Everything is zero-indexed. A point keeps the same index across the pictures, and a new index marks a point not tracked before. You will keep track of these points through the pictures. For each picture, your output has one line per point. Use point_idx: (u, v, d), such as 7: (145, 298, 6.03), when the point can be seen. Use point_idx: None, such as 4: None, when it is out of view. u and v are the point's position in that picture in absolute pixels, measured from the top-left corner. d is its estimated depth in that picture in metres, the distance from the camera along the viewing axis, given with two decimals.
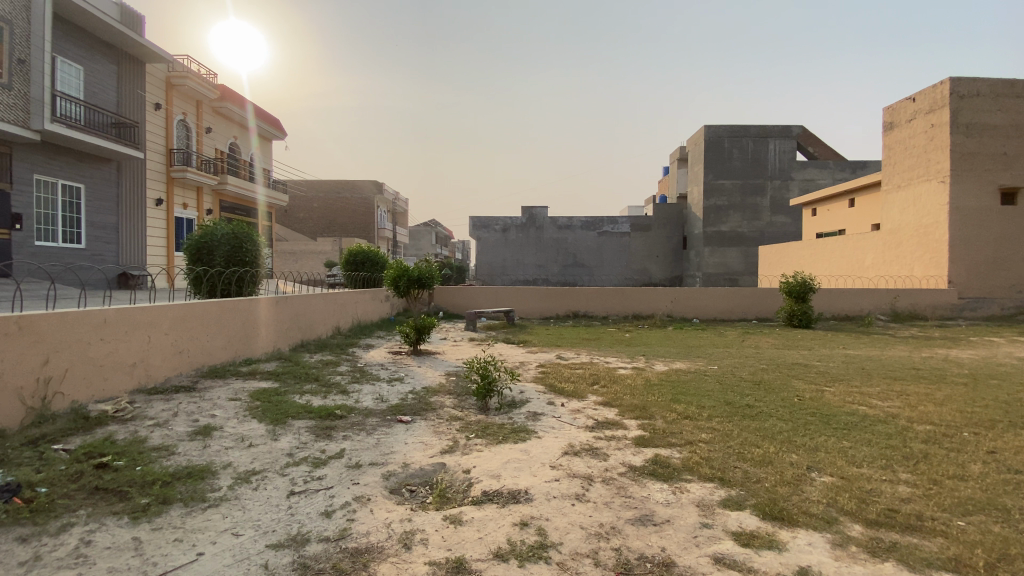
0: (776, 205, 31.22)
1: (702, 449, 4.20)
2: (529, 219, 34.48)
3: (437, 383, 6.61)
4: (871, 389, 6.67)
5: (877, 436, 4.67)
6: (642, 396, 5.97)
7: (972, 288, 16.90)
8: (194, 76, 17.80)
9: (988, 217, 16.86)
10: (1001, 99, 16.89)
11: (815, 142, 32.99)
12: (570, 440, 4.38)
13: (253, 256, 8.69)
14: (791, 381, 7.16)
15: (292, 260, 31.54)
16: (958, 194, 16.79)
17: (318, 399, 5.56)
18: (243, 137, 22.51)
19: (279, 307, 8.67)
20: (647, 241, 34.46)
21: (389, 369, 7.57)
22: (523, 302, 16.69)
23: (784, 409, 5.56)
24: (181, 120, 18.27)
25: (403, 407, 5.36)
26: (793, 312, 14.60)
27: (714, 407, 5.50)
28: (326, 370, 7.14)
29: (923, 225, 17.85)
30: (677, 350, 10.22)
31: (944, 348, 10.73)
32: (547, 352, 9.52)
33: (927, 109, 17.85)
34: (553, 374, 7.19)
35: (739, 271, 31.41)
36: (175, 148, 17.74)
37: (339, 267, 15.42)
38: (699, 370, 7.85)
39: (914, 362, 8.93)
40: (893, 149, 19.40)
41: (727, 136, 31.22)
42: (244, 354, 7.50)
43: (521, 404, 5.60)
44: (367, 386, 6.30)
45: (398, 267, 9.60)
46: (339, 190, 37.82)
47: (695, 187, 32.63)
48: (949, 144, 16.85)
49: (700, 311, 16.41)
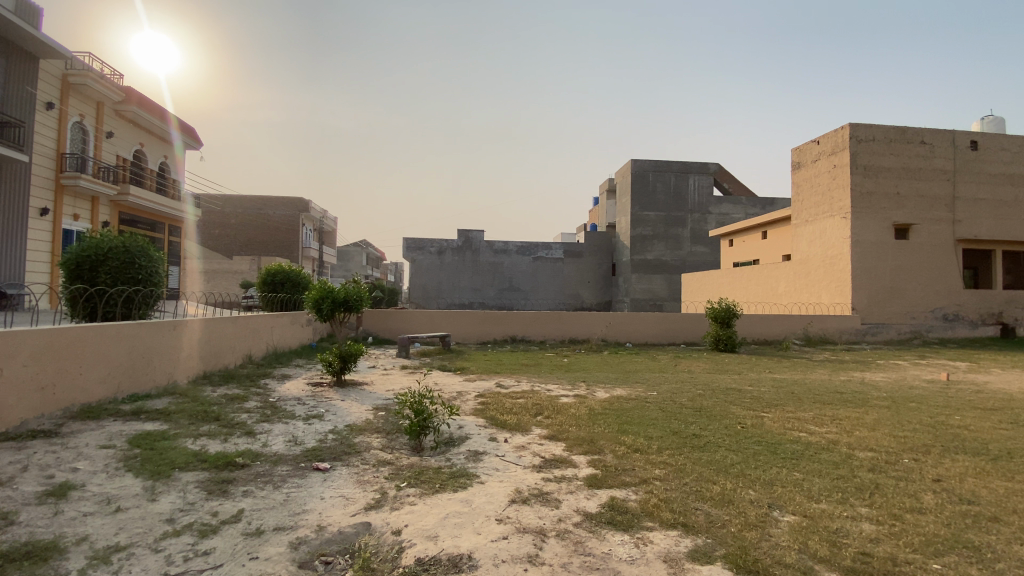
0: (698, 236, 33.01)
1: (660, 489, 3.85)
2: (464, 242, 34.07)
3: (363, 419, 5.87)
4: (806, 414, 6.74)
5: (825, 465, 4.58)
6: (588, 428, 5.59)
7: (872, 314, 18.45)
8: (97, 76, 15.91)
9: (883, 250, 18.62)
10: (892, 145, 18.90)
11: (731, 179, 35.50)
12: (517, 485, 3.88)
13: (148, 275, 7.44)
14: (731, 407, 7.11)
15: (204, 281, 28.91)
16: (857, 228, 18.47)
17: (217, 445, 4.69)
18: (152, 144, 20.25)
19: (178, 333, 7.52)
20: (579, 267, 35.12)
21: (307, 403, 6.69)
22: (459, 326, 16.09)
23: (731, 438, 5.40)
24: (77, 122, 16.19)
25: (320, 452, 4.63)
26: (719, 336, 15.07)
27: (663, 438, 5.23)
28: (230, 407, 6.17)
29: (829, 256, 19.39)
30: (617, 375, 10.04)
31: (858, 372, 11.38)
32: (485, 380, 8.99)
33: (830, 152, 19.65)
34: (492, 405, 6.66)
35: (665, 297, 32.69)
36: (67, 152, 15.62)
37: (255, 288, 14.10)
38: (640, 397, 7.64)
39: (836, 386, 9.30)
40: (801, 186, 21.13)
41: (653, 169, 32.81)
42: (131, 389, 6.34)
43: (460, 442, 5.04)
44: (280, 426, 5.48)
45: (322, 288, 8.69)
46: (261, 206, 35.46)
47: (624, 216, 33.84)
48: (850, 184, 18.57)
49: (633, 335, 16.59)
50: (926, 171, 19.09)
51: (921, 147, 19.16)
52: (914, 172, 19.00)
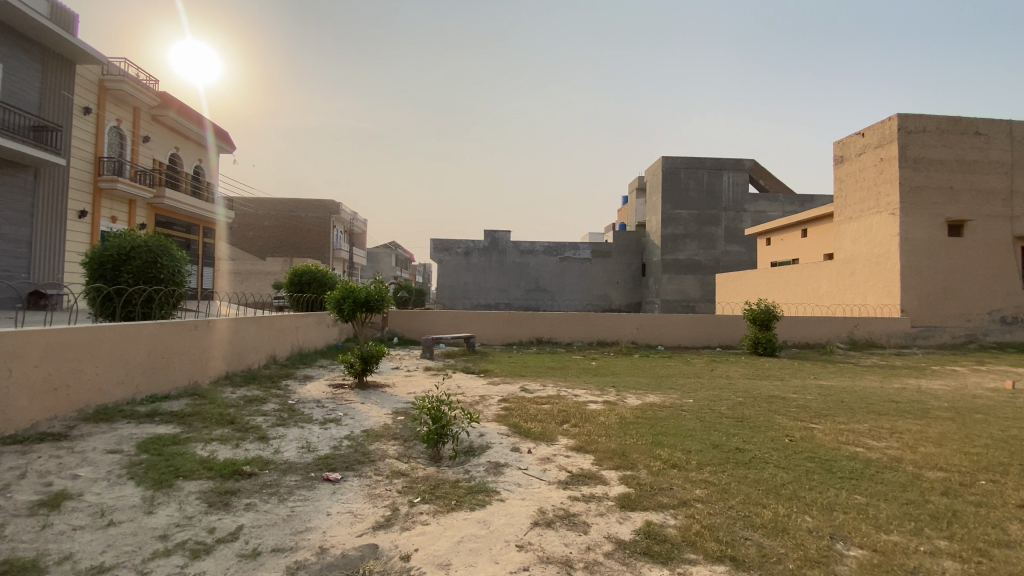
0: (731, 235, 31.88)
1: (702, 513, 3.42)
2: (491, 243, 33.85)
3: (381, 425, 5.60)
4: (860, 426, 6.15)
5: (890, 487, 4.05)
6: (619, 439, 5.17)
7: (923, 316, 17.29)
8: (132, 81, 16.34)
9: (936, 248, 17.42)
10: (944, 136, 17.67)
11: (767, 176, 34.17)
12: (541, 504, 3.51)
13: (171, 274, 7.37)
14: (775, 417, 6.55)
15: (238, 282, 29.59)
16: (907, 225, 17.33)
17: (227, 451, 4.49)
18: (187, 148, 20.69)
19: (200, 332, 7.42)
20: (608, 267, 34.44)
21: (325, 407, 6.48)
22: (485, 327, 15.81)
23: (778, 453, 4.90)
24: (114, 127, 16.67)
25: (332, 459, 4.37)
26: (757, 339, 14.32)
27: (703, 452, 4.78)
28: (247, 409, 6.00)
29: (875, 254, 18.28)
30: (648, 380, 9.54)
31: (912, 378, 10.53)
32: (510, 383, 8.64)
33: (876, 144, 18.53)
34: (516, 411, 6.30)
35: (696, 298, 31.71)
36: (105, 156, 16.09)
37: (282, 288, 14.17)
38: (675, 404, 7.15)
39: (890, 394, 8.57)
40: (844, 182, 20.03)
41: (684, 167, 31.85)
42: (150, 390, 6.25)
43: (481, 451, 4.71)
44: (295, 431, 5.26)
45: (345, 288, 8.43)
46: (293, 208, 36.15)
47: (654, 216, 33.00)
48: (898, 178, 17.46)
49: (665, 337, 15.97)
50: (982, 163, 17.79)
51: (977, 138, 17.86)
52: (969, 164, 17.73)
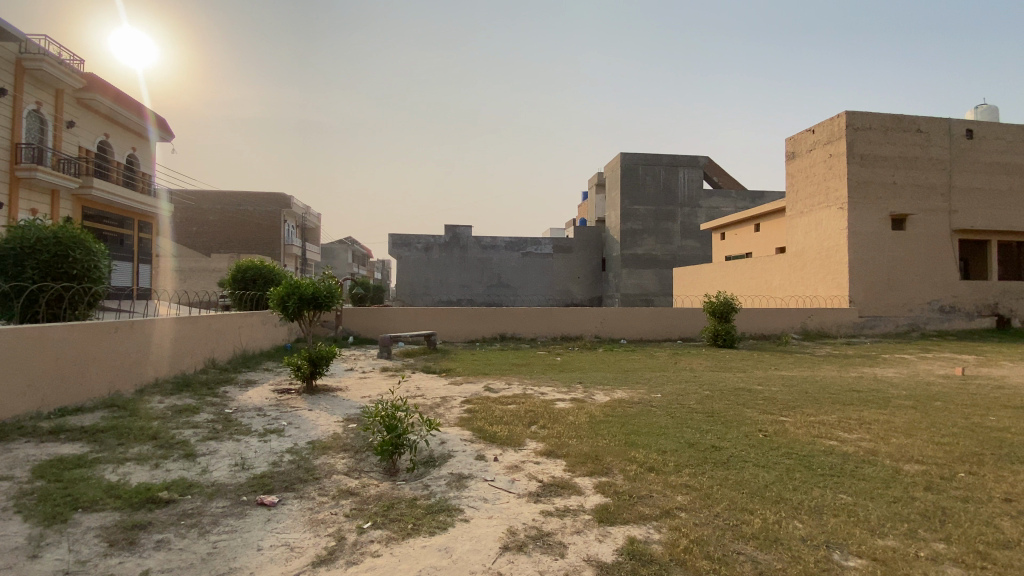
0: (688, 230, 32.50)
1: (688, 524, 3.10)
2: (452, 238, 33.19)
3: (330, 435, 5.05)
4: (829, 418, 6.07)
5: (873, 484, 3.88)
6: (590, 441, 4.83)
7: (869, 306, 18.00)
8: (54, 60, 14.76)
9: (880, 241, 18.15)
10: (888, 133, 18.41)
11: (721, 172, 35.01)
12: (510, 523, 3.10)
13: (85, 270, 6.48)
14: (745, 410, 6.38)
15: (181, 280, 27.71)
16: (854, 219, 17.97)
17: (144, 473, 3.84)
18: (119, 135, 18.93)
19: (122, 335, 6.54)
20: (569, 262, 34.44)
21: (267, 416, 5.84)
22: (445, 324, 15.27)
23: (755, 449, 4.70)
24: (34, 110, 15.07)
25: (270, 479, 3.80)
26: (717, 331, 14.43)
27: (679, 452, 4.51)
28: (174, 422, 5.30)
29: (826, 247, 18.88)
30: (614, 375, 9.29)
31: (866, 367, 10.78)
32: (473, 383, 8.19)
33: (825, 141, 19.12)
34: (480, 414, 5.85)
35: (655, 292, 32.17)
36: (23, 142, 14.51)
37: (224, 286, 13.18)
38: (644, 400, 6.89)
39: (849, 384, 8.66)
40: (796, 177, 20.61)
41: (642, 163, 32.16)
42: (58, 402, 5.41)
43: (442, 461, 4.26)
44: (228, 446, 4.63)
45: (289, 284, 7.66)
46: (240, 202, 34.22)
47: (613, 211, 33.20)
48: (846, 173, 18.06)
49: (627, 331, 15.92)
50: (922, 160, 18.65)
51: (917, 136, 18.70)
52: (910, 161, 18.54)
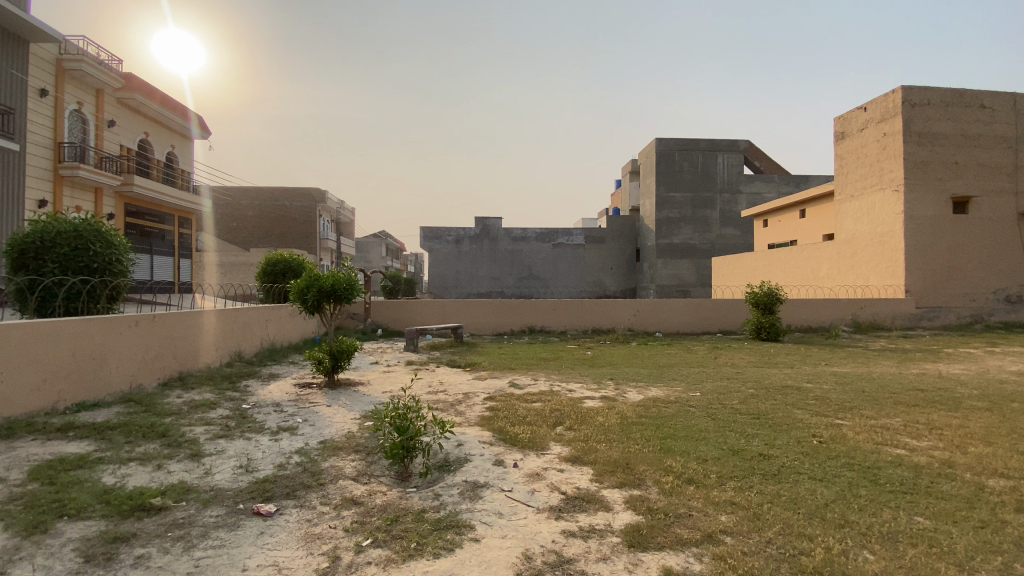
0: (726, 217, 31.17)
1: (734, 553, 2.64)
2: (482, 230, 32.90)
3: (343, 434, 4.79)
4: (894, 422, 5.40)
5: (955, 504, 3.29)
6: (621, 446, 4.38)
7: (928, 296, 16.68)
8: (92, 60, 15.17)
9: (941, 226, 16.75)
10: (949, 108, 16.91)
11: (761, 157, 33.38)
12: (526, 546, 2.72)
13: (105, 264, 6.43)
14: (794, 412, 5.78)
15: (221, 274, 28.46)
16: (912, 203, 16.61)
17: (143, 477, 3.66)
18: (158, 133, 19.35)
19: (143, 329, 6.47)
20: (601, 252, 33.66)
21: (283, 412, 5.65)
22: (473, 317, 15.00)
23: (809, 459, 4.14)
24: (76, 111, 15.54)
25: (270, 484, 3.55)
26: (759, 324, 13.63)
27: (721, 461, 4.02)
28: (188, 418, 5.16)
29: (879, 234, 17.58)
30: (649, 371, 8.76)
31: (928, 363, 9.85)
32: (498, 378, 7.84)
33: (879, 119, 17.74)
34: (502, 412, 5.50)
35: (691, 283, 31.05)
36: (66, 142, 14.98)
37: (254, 280, 13.29)
38: (681, 400, 6.37)
39: (911, 382, 7.85)
40: (845, 159, 19.27)
41: (678, 149, 30.97)
42: (75, 397, 5.35)
43: (458, 466, 3.93)
44: (237, 445, 4.42)
45: (309, 277, 7.47)
46: (276, 197, 34.90)
47: (647, 200, 32.16)
48: (902, 152, 16.70)
49: (662, 323, 15.25)
50: (989, 136, 17.07)
51: (983, 110, 17.11)
52: (974, 138, 17.01)
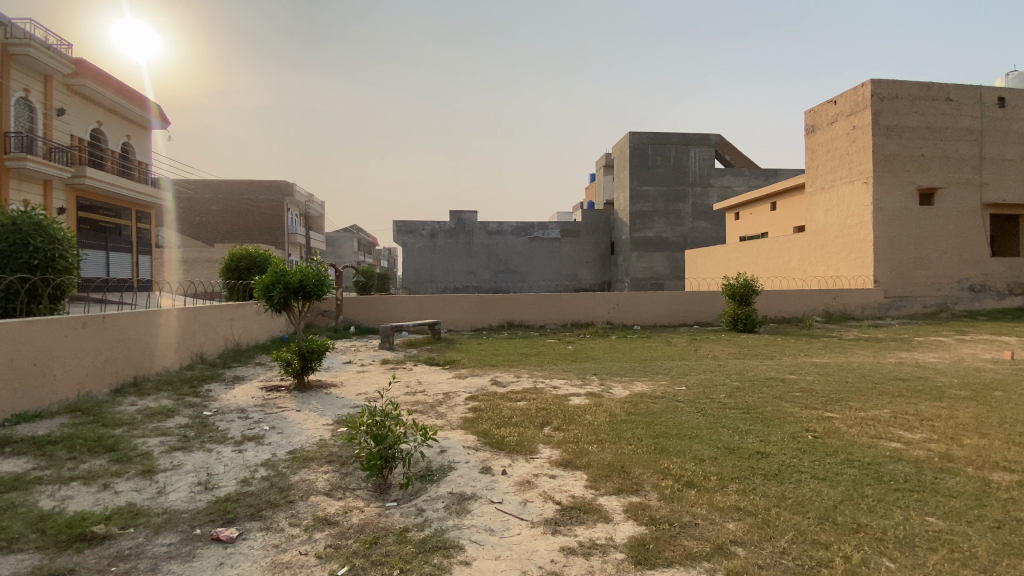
0: (699, 211, 31.48)
1: (750, 568, 2.43)
2: (457, 224, 32.42)
3: (315, 442, 4.43)
4: (884, 414, 5.34)
5: (964, 502, 3.18)
6: (614, 447, 4.15)
7: (895, 286, 17.10)
8: (40, 45, 14.12)
9: (908, 217, 17.17)
10: (915, 102, 17.31)
11: (733, 151, 33.82)
12: (523, 568, 2.45)
13: (48, 261, 5.83)
14: (784, 405, 5.67)
15: (184, 271, 27.22)
16: (881, 194, 16.96)
17: (86, 500, 3.22)
18: (114, 123, 18.25)
19: (92, 331, 5.91)
20: (577, 246, 33.61)
21: (248, 419, 5.23)
22: (450, 312, 14.64)
23: (808, 456, 3.98)
24: (23, 98, 14.43)
25: (232, 504, 3.17)
26: (736, 315, 13.68)
27: (720, 460, 3.83)
28: (142, 428, 4.70)
29: (848, 225, 17.93)
30: (632, 365, 8.59)
31: (902, 352, 9.99)
32: (479, 376, 7.54)
33: (848, 112, 18.03)
34: (486, 413, 5.22)
35: (665, 276, 31.30)
36: (11, 131, 13.90)
37: (218, 277, 12.65)
38: (668, 394, 6.20)
39: (891, 371, 7.89)
40: (816, 151, 19.59)
41: (652, 142, 31.07)
42: (13, 407, 4.80)
43: (442, 475, 3.63)
44: (196, 458, 4.01)
45: (274, 272, 7.00)
46: (242, 191, 33.58)
47: (622, 193, 32.21)
48: (871, 145, 17.02)
49: (641, 316, 15.19)
50: (952, 130, 17.55)
51: (947, 104, 17.57)
52: (938, 132, 17.46)
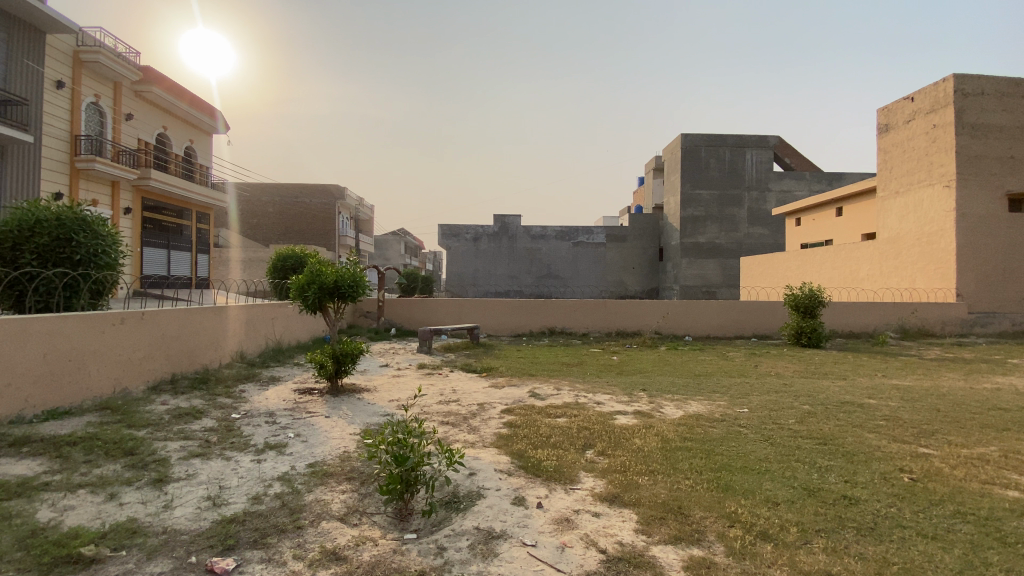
0: (755, 216, 29.85)
1: None
2: (501, 228, 32.20)
3: (338, 455, 4.12)
4: (996, 454, 4.47)
5: None
6: (668, 481, 3.59)
7: (982, 301, 15.38)
8: (109, 53, 14.86)
9: (998, 224, 15.40)
10: (1007, 98, 15.57)
11: (792, 154, 31.93)
12: None
13: (89, 256, 5.88)
14: (866, 436, 4.91)
15: (240, 270, 28.27)
16: (965, 199, 15.30)
17: (87, 512, 3.00)
18: (178, 128, 19.10)
19: (129, 327, 5.89)
20: (623, 252, 32.64)
21: (275, 424, 4.99)
22: (491, 317, 14.29)
23: (913, 507, 3.26)
24: (93, 104, 15.24)
25: (236, 527, 2.86)
26: (800, 328, 12.58)
27: (799, 508, 3.18)
28: (166, 431, 4.54)
29: (926, 233, 16.29)
30: (684, 381, 7.90)
31: (999, 376, 8.75)
32: (517, 386, 7.09)
33: (928, 109, 16.44)
34: (522, 430, 4.77)
35: (716, 284, 29.81)
36: (82, 135, 14.68)
37: (266, 277, 12.85)
38: (728, 418, 5.54)
39: (991, 399, 6.82)
40: (890, 152, 17.99)
41: (703, 145, 29.79)
42: (44, 404, 4.76)
43: (469, 504, 3.20)
44: (212, 468, 3.77)
45: (309, 272, 6.82)
46: (296, 194, 34.71)
47: (672, 197, 31.02)
48: (954, 145, 15.41)
49: (692, 326, 14.33)
50: None
51: None
52: None
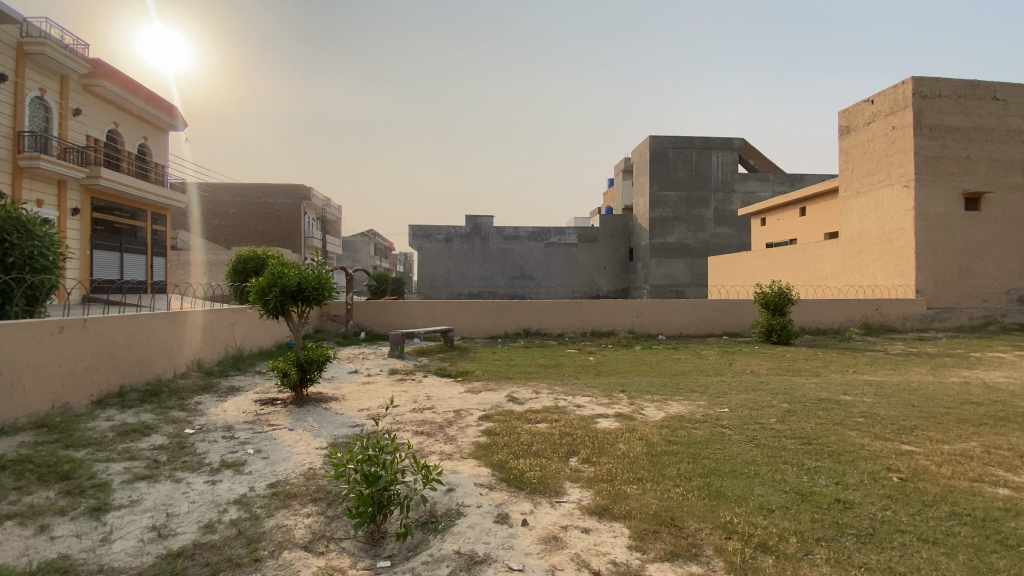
0: (722, 217, 30.44)
1: None
2: (473, 229, 31.87)
3: (302, 472, 3.78)
4: (975, 449, 4.47)
5: None
6: (658, 489, 3.41)
7: (939, 296, 15.97)
8: (56, 44, 13.90)
9: (952, 223, 16.03)
10: (960, 102, 16.22)
11: (757, 156, 32.74)
12: None
13: (24, 259, 5.36)
14: (847, 434, 4.87)
15: (200, 273, 27.07)
16: (923, 199, 15.87)
17: (10, 550, 2.60)
18: (132, 125, 18.08)
19: (70, 336, 5.38)
20: (595, 252, 32.78)
21: (233, 439, 4.61)
22: (464, 319, 13.99)
23: (908, 510, 3.16)
24: (38, 98, 14.24)
25: (184, 563, 2.52)
26: (770, 325, 12.76)
27: (794, 514, 3.04)
28: (110, 450, 4.11)
29: (886, 231, 16.83)
30: (662, 381, 7.80)
31: (962, 369, 9.00)
32: (494, 391, 6.85)
33: (887, 112, 17.00)
34: (502, 439, 4.53)
35: (686, 283, 30.25)
36: (25, 130, 13.69)
37: (227, 279, 12.20)
38: (710, 418, 5.43)
39: (958, 393, 6.95)
40: (851, 154, 18.54)
41: (672, 146, 30.20)
42: None
43: (448, 524, 2.94)
44: (159, 491, 3.39)
45: (271, 275, 6.40)
46: (259, 194, 33.52)
47: (642, 198, 31.32)
48: (913, 146, 15.96)
49: (665, 325, 14.37)
50: (999, 131, 16.44)
51: (994, 104, 16.47)
52: (984, 133, 16.35)
